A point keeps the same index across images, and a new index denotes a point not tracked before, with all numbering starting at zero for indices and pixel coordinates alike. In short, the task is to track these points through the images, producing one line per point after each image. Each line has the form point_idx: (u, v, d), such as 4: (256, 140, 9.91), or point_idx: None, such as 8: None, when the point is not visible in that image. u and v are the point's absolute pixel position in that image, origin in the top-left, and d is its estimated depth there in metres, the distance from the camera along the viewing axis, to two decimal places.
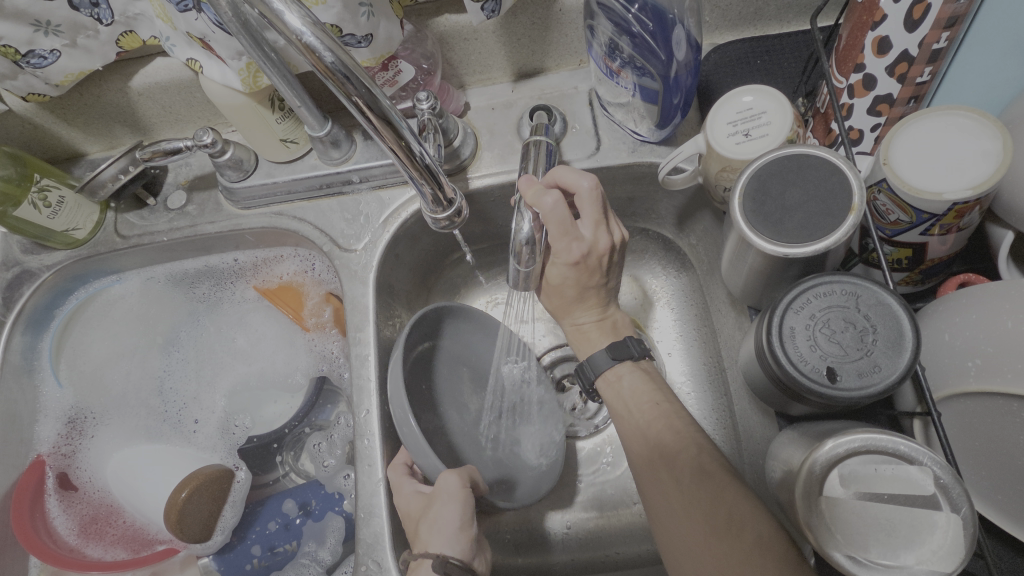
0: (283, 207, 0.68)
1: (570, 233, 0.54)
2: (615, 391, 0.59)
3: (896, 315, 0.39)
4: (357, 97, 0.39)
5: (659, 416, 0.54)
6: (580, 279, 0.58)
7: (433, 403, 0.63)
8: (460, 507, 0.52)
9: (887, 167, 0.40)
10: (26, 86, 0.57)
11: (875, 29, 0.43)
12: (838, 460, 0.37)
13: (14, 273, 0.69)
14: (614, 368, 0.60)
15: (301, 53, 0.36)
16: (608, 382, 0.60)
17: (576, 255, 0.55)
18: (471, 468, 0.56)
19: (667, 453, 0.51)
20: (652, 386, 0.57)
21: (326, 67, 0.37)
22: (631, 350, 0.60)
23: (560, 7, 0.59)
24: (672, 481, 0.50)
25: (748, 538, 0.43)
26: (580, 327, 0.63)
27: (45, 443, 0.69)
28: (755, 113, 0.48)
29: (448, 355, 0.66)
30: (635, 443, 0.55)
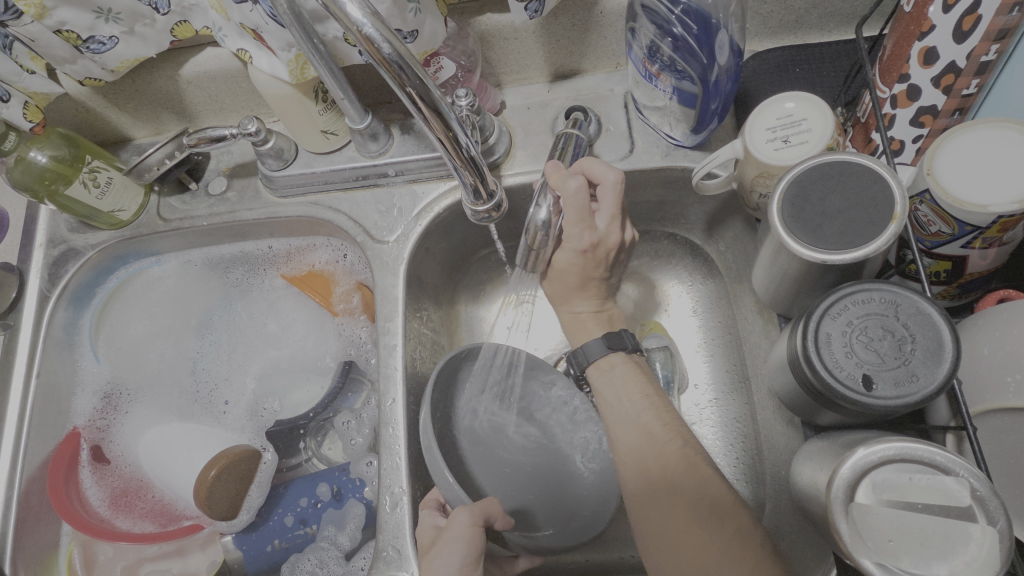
0: (319, 197, 0.69)
1: (585, 221, 0.55)
2: (607, 380, 0.59)
3: (937, 324, 0.38)
4: (411, 88, 0.40)
5: (648, 406, 0.56)
6: (585, 270, 0.59)
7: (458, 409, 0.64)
8: (465, 548, 0.49)
9: (930, 178, 0.40)
10: (84, 70, 0.59)
11: (922, 40, 0.44)
12: (872, 467, 0.37)
13: (60, 251, 0.72)
14: (607, 356, 0.60)
15: (358, 42, 0.37)
16: (599, 370, 0.60)
17: (586, 243, 0.56)
18: (491, 504, 0.53)
19: (655, 440, 0.53)
20: (646, 381, 0.59)
21: (382, 58, 0.37)
22: (625, 343, 0.61)
23: (601, 9, 0.60)
24: (658, 477, 0.51)
25: (729, 527, 0.47)
26: (578, 315, 0.63)
27: (81, 415, 0.72)
28: (796, 120, 0.48)
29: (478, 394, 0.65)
30: (617, 431, 0.56)
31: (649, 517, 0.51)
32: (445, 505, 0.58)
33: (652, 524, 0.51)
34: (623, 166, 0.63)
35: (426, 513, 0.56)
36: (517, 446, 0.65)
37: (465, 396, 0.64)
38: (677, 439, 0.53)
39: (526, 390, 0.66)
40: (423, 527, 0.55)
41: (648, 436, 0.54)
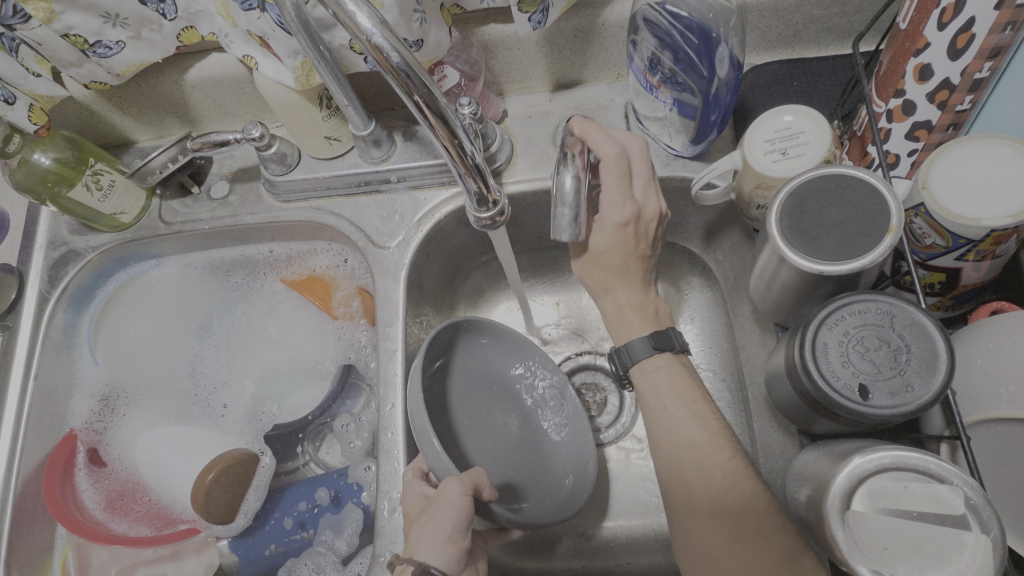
0: (321, 202, 0.70)
1: (624, 188, 0.56)
2: (649, 381, 0.58)
3: (931, 335, 0.38)
4: (417, 96, 0.40)
5: (690, 413, 0.55)
6: (629, 248, 0.58)
7: (452, 383, 0.64)
8: (455, 516, 0.49)
9: (926, 192, 0.41)
10: (90, 74, 0.59)
11: (917, 56, 0.45)
12: (867, 476, 0.37)
13: (61, 252, 0.72)
14: (651, 357, 0.59)
15: (367, 51, 0.38)
16: (643, 371, 0.59)
17: (626, 213, 0.56)
18: (480, 473, 0.53)
19: (696, 450, 0.53)
20: (689, 381, 0.57)
21: (391, 67, 0.38)
22: (672, 342, 0.59)
23: (604, 21, 0.60)
24: (701, 490, 0.51)
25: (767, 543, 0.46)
26: (621, 308, 0.61)
27: (78, 418, 0.72)
28: (793, 133, 0.49)
29: (472, 382, 0.66)
30: (661, 437, 0.56)
31: (691, 531, 0.51)
32: (428, 474, 0.57)
33: (696, 537, 0.51)
34: None
35: (414, 482, 0.55)
36: (518, 438, 0.65)
37: (463, 387, 0.65)
38: (710, 447, 0.52)
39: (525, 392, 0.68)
40: (410, 495, 0.54)
41: (689, 445, 0.53)
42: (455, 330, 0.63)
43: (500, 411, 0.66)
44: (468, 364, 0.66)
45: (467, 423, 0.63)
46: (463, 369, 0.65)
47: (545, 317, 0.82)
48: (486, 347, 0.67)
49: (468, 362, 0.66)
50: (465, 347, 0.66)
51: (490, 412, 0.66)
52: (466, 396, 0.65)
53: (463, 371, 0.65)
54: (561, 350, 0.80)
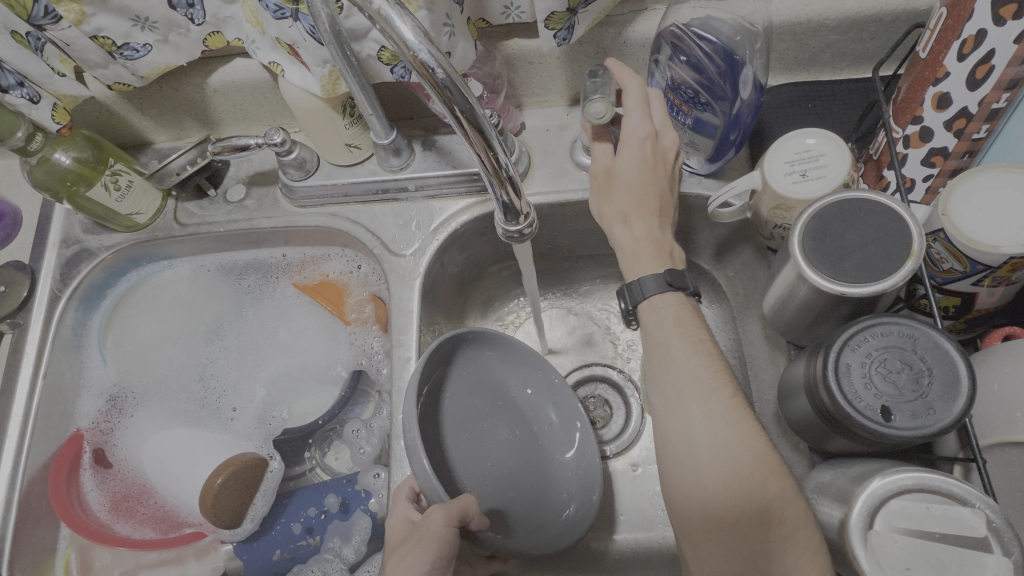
0: (338, 208, 0.70)
1: (645, 108, 0.55)
2: (657, 319, 0.55)
3: (953, 359, 0.38)
4: (454, 105, 0.37)
5: (702, 361, 0.52)
6: (649, 170, 0.55)
7: (444, 402, 0.62)
8: (437, 548, 0.49)
9: (946, 218, 0.41)
10: (114, 75, 0.60)
11: (936, 85, 0.46)
12: (890, 496, 0.38)
13: (73, 251, 0.72)
14: (664, 295, 0.55)
15: (404, 58, 0.35)
16: (653, 308, 0.55)
17: (645, 132, 0.54)
18: (468, 500, 0.51)
19: (710, 405, 0.50)
20: (697, 323, 0.55)
21: (434, 83, 0.36)
22: (687, 283, 0.56)
23: (625, 39, 0.61)
24: (716, 448, 0.48)
25: (773, 488, 0.46)
26: (637, 241, 0.56)
27: (85, 417, 0.71)
28: (813, 155, 0.50)
29: (469, 398, 0.64)
30: (665, 385, 0.53)
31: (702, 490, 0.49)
32: (418, 494, 0.57)
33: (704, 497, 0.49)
34: None
35: (400, 505, 0.56)
36: (524, 456, 0.64)
37: (463, 403, 0.64)
38: (722, 405, 0.50)
39: (529, 408, 0.68)
40: (396, 519, 0.56)
41: (701, 391, 0.51)
42: (455, 341, 0.61)
43: (500, 427, 0.65)
44: (470, 376, 0.65)
45: (468, 448, 0.62)
46: (462, 383, 0.64)
47: (555, 328, 0.82)
48: (492, 360, 0.66)
49: (471, 375, 0.65)
50: (455, 364, 0.64)
51: (492, 425, 0.65)
52: (459, 410, 0.63)
53: (461, 385, 0.64)
54: (569, 360, 0.81)
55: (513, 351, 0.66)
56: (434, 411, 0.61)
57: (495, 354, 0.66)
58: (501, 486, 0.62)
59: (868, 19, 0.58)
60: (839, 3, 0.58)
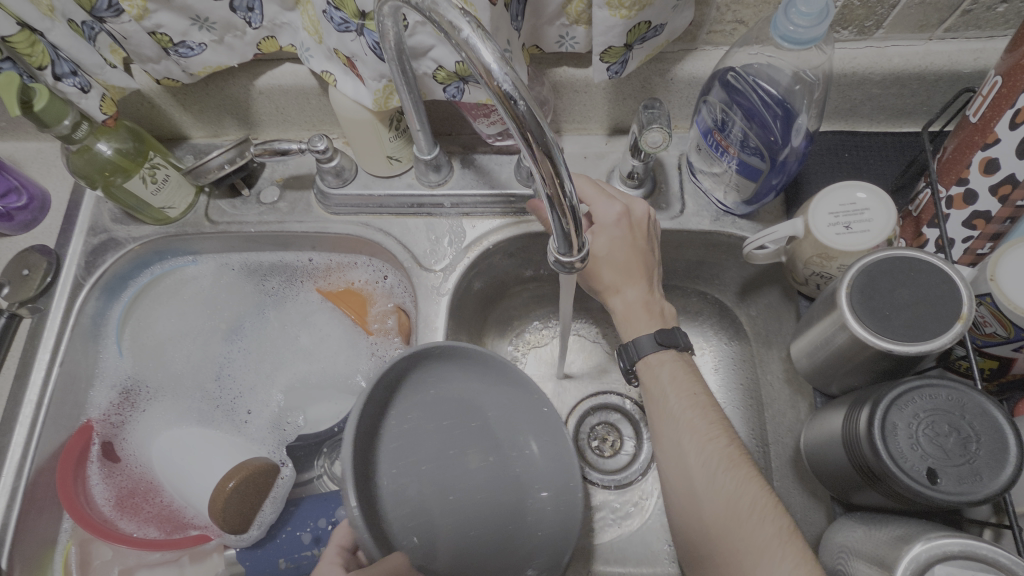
0: (370, 218, 0.70)
1: (606, 190, 0.60)
2: (653, 375, 0.57)
3: (1002, 429, 0.38)
4: (526, 129, 0.37)
5: (693, 403, 0.54)
6: (630, 243, 0.59)
7: (392, 423, 0.50)
8: None
9: (993, 283, 0.42)
10: (165, 70, 0.60)
11: (985, 150, 0.47)
12: (934, 563, 0.37)
13: (100, 239, 0.72)
14: (657, 353, 0.58)
15: (479, 78, 0.35)
16: (648, 366, 0.58)
17: (615, 211, 0.59)
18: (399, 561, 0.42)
19: (705, 438, 0.52)
20: (692, 375, 0.56)
21: (515, 114, 0.36)
22: (678, 339, 0.58)
23: (673, 76, 0.61)
24: (712, 484, 0.49)
25: (767, 525, 0.46)
26: (629, 305, 0.59)
27: (97, 409, 0.70)
28: (858, 209, 0.51)
29: (436, 420, 0.53)
30: (662, 426, 0.55)
31: (700, 521, 0.50)
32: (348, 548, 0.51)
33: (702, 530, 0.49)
34: (672, 226, 0.66)
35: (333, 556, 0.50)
36: (499, 490, 0.53)
37: (429, 427, 0.52)
38: (714, 438, 0.52)
39: (505, 432, 0.56)
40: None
41: (692, 431, 0.52)
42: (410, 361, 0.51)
43: (472, 454, 0.53)
44: (439, 394, 0.54)
45: (430, 488, 0.50)
46: (431, 404, 0.53)
47: (572, 352, 0.82)
48: (461, 374, 0.55)
49: (440, 392, 0.54)
50: (414, 381, 0.52)
51: (461, 450, 0.53)
52: (417, 434, 0.51)
53: (425, 405, 0.53)
54: (585, 386, 0.81)
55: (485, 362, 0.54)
56: (401, 437, 0.50)
57: (465, 369, 0.55)
58: (464, 527, 0.50)
59: (912, 77, 0.60)
60: (887, 59, 0.58)
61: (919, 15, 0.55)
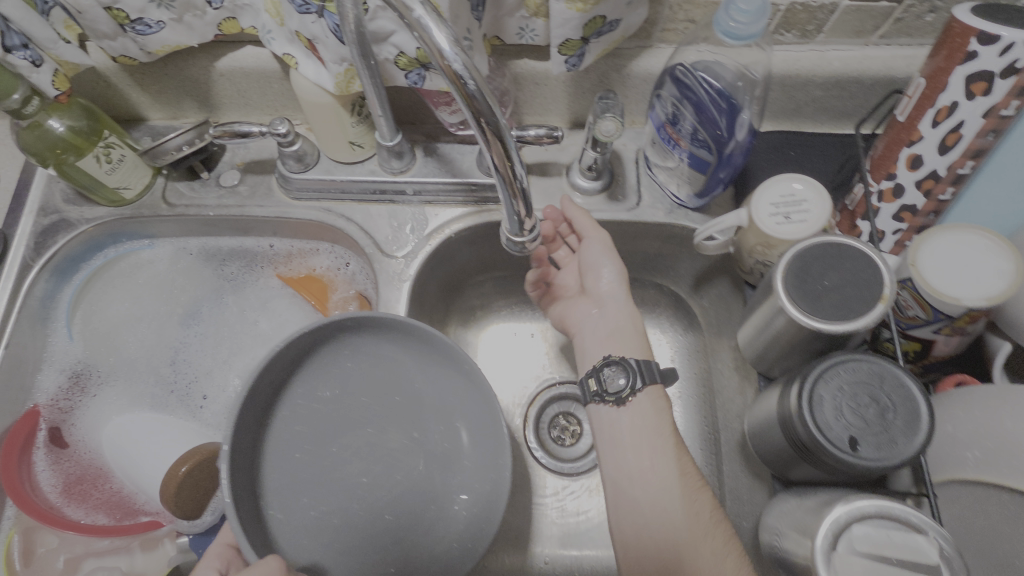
0: (332, 204, 0.70)
1: None
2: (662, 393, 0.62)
3: (916, 399, 0.41)
4: (479, 114, 0.39)
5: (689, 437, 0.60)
6: None
7: (296, 393, 0.54)
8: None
9: (914, 269, 0.45)
10: (122, 47, 0.59)
11: (910, 147, 0.51)
12: (855, 523, 0.39)
13: (51, 220, 0.70)
14: None
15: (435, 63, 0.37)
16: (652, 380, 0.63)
17: None
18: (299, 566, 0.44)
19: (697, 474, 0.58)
20: None
21: (466, 94, 0.37)
22: None
23: (630, 72, 0.64)
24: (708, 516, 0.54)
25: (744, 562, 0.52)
26: None
27: (44, 394, 0.69)
28: (797, 200, 0.54)
29: (356, 393, 0.56)
30: (668, 448, 0.58)
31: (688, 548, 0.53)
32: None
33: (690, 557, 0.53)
34: (628, 217, 0.68)
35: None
36: (416, 469, 0.56)
37: (346, 402, 0.56)
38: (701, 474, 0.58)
39: (432, 411, 0.58)
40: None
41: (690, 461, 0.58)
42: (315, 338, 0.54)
43: (393, 433, 0.56)
44: (356, 368, 0.57)
45: (332, 466, 0.54)
46: (348, 376, 0.56)
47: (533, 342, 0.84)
48: (380, 344, 0.57)
49: (360, 368, 0.57)
50: (329, 353, 0.55)
51: (379, 428, 0.56)
52: (330, 398, 0.56)
53: (341, 378, 0.56)
54: (544, 377, 0.82)
55: (396, 333, 0.56)
56: (311, 416, 0.54)
57: (378, 341, 0.57)
58: (370, 502, 0.54)
59: (852, 80, 0.63)
60: (828, 62, 0.62)
61: (857, 20, 0.58)
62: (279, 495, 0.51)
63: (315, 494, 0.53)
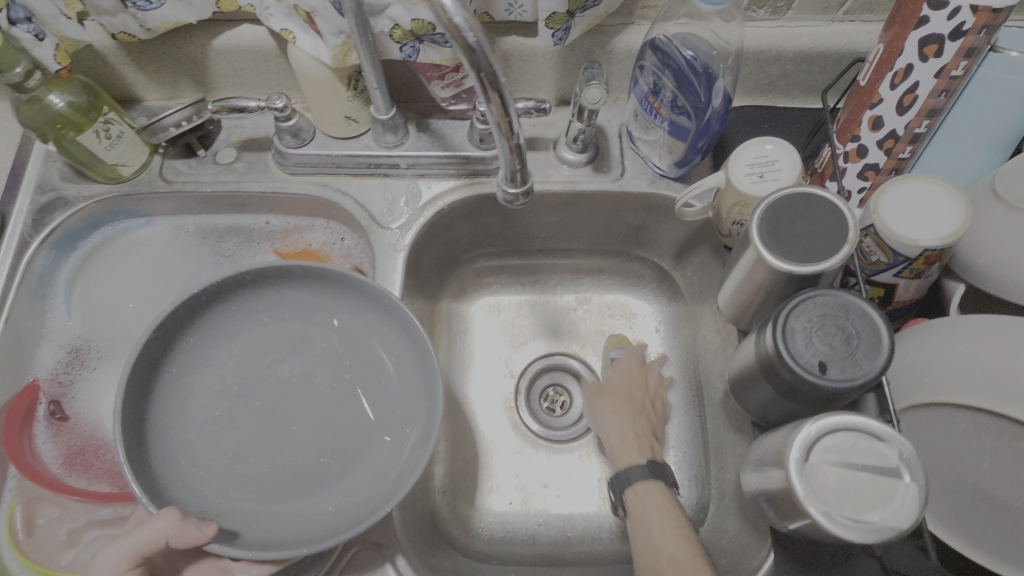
0: (328, 178, 0.72)
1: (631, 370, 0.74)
2: (642, 502, 0.61)
3: (877, 326, 0.44)
4: (483, 73, 0.42)
5: (672, 527, 0.57)
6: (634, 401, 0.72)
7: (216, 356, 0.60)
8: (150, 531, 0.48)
9: (875, 216, 0.49)
10: (122, 24, 0.61)
11: (872, 109, 0.55)
12: (824, 436, 0.43)
13: (48, 198, 0.71)
14: (646, 481, 0.62)
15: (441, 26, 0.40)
16: (638, 492, 0.62)
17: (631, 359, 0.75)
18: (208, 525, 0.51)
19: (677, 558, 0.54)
20: (677, 507, 0.60)
21: (467, 47, 0.40)
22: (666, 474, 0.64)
23: (612, 48, 0.67)
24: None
25: None
26: (625, 435, 0.68)
27: (44, 368, 0.69)
28: (770, 160, 0.58)
29: (277, 345, 0.61)
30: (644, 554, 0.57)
31: None
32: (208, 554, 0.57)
33: None
34: (613, 188, 0.72)
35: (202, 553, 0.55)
36: (349, 410, 0.60)
37: (272, 354, 0.61)
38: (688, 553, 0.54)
39: (357, 351, 0.62)
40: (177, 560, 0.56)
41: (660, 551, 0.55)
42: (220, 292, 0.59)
43: (319, 377, 0.61)
44: (275, 322, 0.62)
45: (262, 409, 0.59)
46: (270, 331, 0.62)
47: (523, 316, 0.87)
48: (301, 294, 0.62)
49: (279, 321, 0.62)
50: (241, 312, 0.61)
51: (307, 375, 0.61)
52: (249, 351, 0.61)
53: (263, 333, 0.61)
54: (533, 350, 0.85)
55: (309, 282, 0.61)
56: (237, 371, 0.60)
57: (299, 295, 0.62)
58: (299, 446, 0.58)
59: (819, 54, 0.68)
60: (797, 37, 0.66)
61: None
62: (205, 453, 0.57)
63: (244, 446, 0.58)
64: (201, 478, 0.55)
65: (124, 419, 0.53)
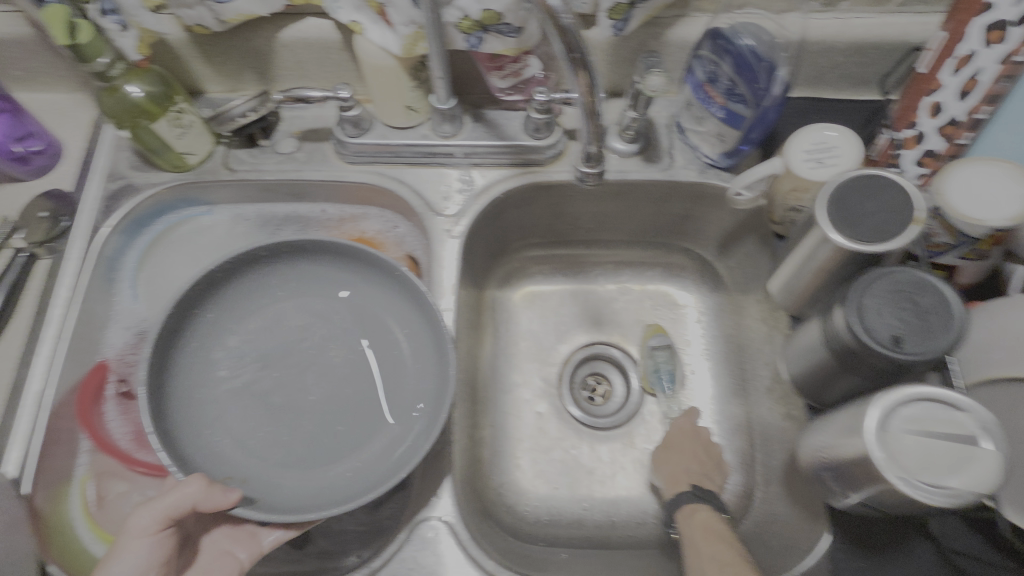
0: (385, 167, 0.75)
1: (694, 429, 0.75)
2: (690, 523, 0.62)
3: (951, 301, 0.45)
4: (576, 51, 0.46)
5: (723, 543, 0.57)
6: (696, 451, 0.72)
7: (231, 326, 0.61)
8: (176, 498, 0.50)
9: (940, 198, 0.50)
10: (198, 16, 0.63)
11: (931, 95, 0.56)
12: (900, 406, 0.44)
13: (118, 185, 0.74)
14: (694, 504, 0.64)
15: None
16: (687, 515, 0.63)
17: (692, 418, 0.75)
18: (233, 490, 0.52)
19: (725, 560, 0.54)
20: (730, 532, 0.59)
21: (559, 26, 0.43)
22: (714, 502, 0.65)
23: (666, 39, 0.69)
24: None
25: None
26: (678, 472, 0.69)
27: (112, 348, 0.72)
28: (828, 146, 0.59)
29: (290, 317, 0.63)
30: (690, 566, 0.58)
31: None
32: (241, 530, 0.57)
33: None
34: (664, 177, 0.73)
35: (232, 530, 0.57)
36: (360, 381, 0.61)
37: (290, 325, 0.63)
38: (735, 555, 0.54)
39: (369, 323, 0.64)
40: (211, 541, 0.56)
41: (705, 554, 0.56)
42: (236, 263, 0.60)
43: (336, 348, 0.63)
44: (288, 294, 0.63)
45: (277, 377, 0.61)
46: (283, 302, 0.63)
47: (566, 306, 0.88)
48: (314, 267, 0.64)
49: (291, 292, 0.63)
50: (258, 286, 0.62)
51: (323, 347, 0.63)
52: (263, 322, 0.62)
53: (277, 304, 0.63)
54: (575, 340, 0.86)
55: (322, 255, 0.63)
56: (269, 340, 0.62)
57: (310, 268, 0.64)
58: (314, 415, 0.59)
59: (872, 46, 0.68)
60: (851, 28, 0.67)
61: None
62: (225, 423, 0.58)
63: (263, 417, 0.59)
64: (224, 447, 0.57)
65: (151, 390, 0.54)
